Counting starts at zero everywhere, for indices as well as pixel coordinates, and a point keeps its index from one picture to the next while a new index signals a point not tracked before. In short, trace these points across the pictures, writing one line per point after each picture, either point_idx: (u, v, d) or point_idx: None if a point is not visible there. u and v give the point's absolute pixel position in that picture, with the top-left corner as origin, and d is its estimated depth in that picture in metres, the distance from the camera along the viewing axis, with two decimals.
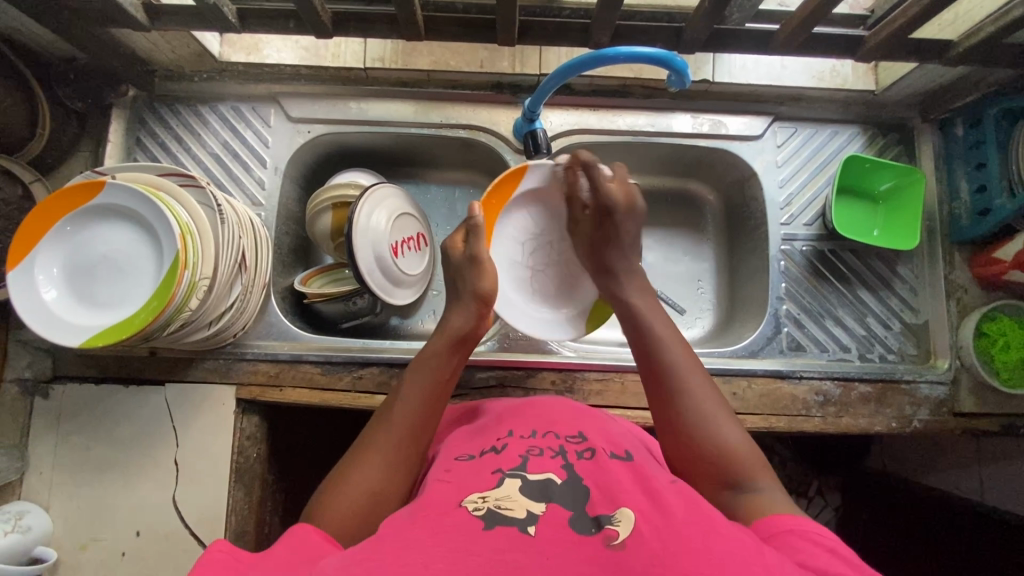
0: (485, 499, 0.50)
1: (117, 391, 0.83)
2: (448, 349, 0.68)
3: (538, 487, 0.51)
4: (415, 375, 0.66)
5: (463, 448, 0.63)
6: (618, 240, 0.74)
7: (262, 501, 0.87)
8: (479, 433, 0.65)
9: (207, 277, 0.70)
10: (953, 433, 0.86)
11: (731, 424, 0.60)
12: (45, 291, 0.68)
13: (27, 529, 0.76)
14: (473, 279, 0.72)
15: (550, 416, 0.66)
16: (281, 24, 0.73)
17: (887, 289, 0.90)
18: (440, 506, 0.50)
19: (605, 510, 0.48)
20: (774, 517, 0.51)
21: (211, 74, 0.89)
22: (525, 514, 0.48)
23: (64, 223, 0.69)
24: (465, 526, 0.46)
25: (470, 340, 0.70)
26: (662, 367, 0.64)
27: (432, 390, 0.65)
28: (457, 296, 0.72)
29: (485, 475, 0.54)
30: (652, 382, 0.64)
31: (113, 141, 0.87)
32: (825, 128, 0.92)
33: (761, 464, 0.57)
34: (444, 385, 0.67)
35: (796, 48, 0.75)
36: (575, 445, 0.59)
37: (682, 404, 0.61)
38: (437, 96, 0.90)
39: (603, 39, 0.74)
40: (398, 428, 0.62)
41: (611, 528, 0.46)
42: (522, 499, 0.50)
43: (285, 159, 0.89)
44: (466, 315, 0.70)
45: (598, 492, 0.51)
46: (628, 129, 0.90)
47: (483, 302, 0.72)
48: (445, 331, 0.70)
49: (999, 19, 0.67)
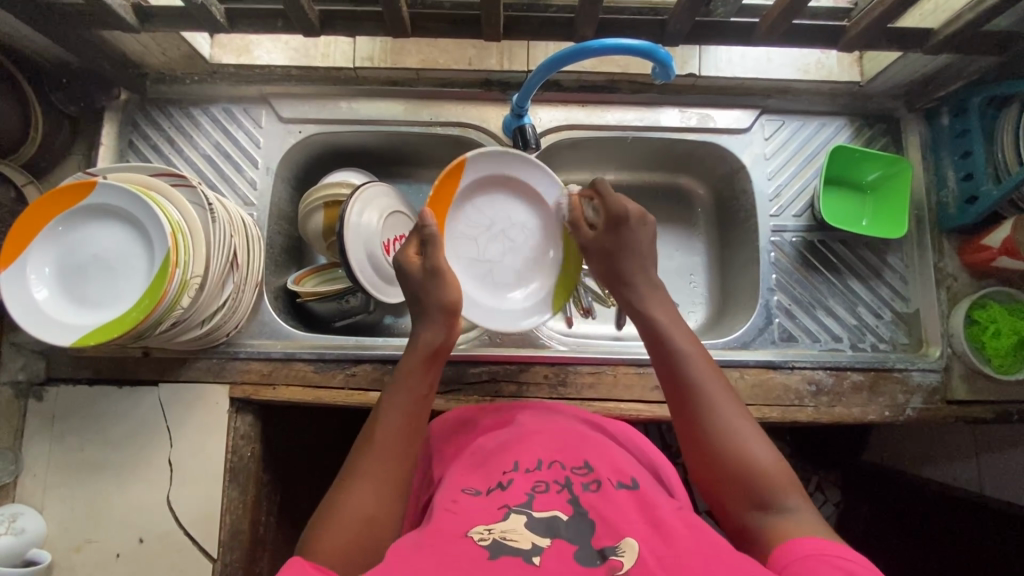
0: (491, 531, 0.51)
1: (111, 392, 0.83)
2: (423, 365, 0.67)
3: (545, 523, 0.52)
4: (393, 395, 0.65)
5: (469, 477, 0.61)
6: (635, 249, 0.73)
7: (257, 501, 0.87)
8: (485, 460, 0.64)
9: (199, 274, 0.70)
10: (947, 421, 0.86)
11: (761, 442, 0.59)
12: (36, 290, 0.68)
13: (21, 531, 0.76)
14: (438, 291, 0.70)
15: (552, 441, 0.65)
16: (269, 23, 0.74)
17: (877, 278, 0.90)
18: (447, 532, 0.51)
19: (609, 542, 0.50)
20: (796, 540, 0.51)
21: (202, 76, 0.90)
22: (531, 546, 0.49)
23: (56, 222, 0.69)
24: (471, 554, 0.48)
25: (443, 352, 0.69)
26: (681, 383, 0.63)
27: (412, 409, 0.64)
28: (424, 311, 0.70)
29: (491, 509, 0.55)
30: (675, 399, 0.64)
31: (106, 145, 0.88)
32: (812, 120, 0.92)
33: (795, 482, 0.56)
34: (423, 401, 0.66)
35: (779, 39, 0.76)
36: (581, 476, 0.59)
37: (703, 420, 0.61)
38: (427, 95, 0.90)
39: (588, 33, 0.75)
40: (385, 453, 0.60)
41: (615, 558, 0.48)
42: (527, 533, 0.51)
43: (276, 159, 0.90)
44: (437, 329, 0.69)
45: (602, 525, 0.52)
46: (617, 123, 0.91)
47: (450, 311, 0.70)
48: (418, 346, 0.68)
49: (977, 6, 0.68)
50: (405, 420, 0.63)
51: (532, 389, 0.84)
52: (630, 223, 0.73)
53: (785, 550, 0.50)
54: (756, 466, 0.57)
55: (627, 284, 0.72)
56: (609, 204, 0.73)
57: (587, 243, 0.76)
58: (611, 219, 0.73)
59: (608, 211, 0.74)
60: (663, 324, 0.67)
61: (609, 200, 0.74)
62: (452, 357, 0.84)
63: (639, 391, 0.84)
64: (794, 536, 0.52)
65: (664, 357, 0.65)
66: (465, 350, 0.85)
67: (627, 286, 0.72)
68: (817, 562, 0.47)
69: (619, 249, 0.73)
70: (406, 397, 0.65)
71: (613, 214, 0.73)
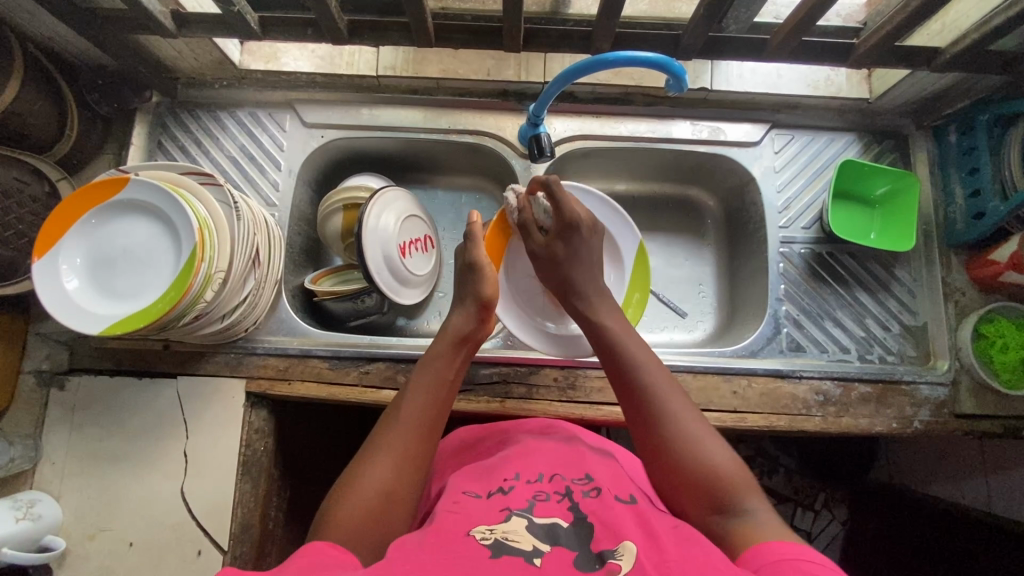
0: (493, 531, 0.52)
1: (130, 383, 0.85)
2: (451, 349, 0.71)
3: (545, 528, 0.53)
4: (422, 377, 0.67)
5: (470, 485, 0.62)
6: (584, 256, 0.77)
7: (268, 496, 0.88)
8: (487, 472, 0.64)
9: (223, 270, 0.73)
10: (955, 434, 0.86)
11: (718, 445, 0.60)
12: (67, 280, 0.70)
13: (38, 516, 0.77)
14: (474, 284, 0.77)
15: (555, 456, 0.66)
16: (299, 31, 0.77)
17: (885, 291, 0.91)
18: (450, 531, 0.52)
19: (609, 545, 0.51)
20: (763, 545, 0.49)
21: (231, 81, 0.93)
22: (532, 547, 0.50)
23: (90, 215, 0.72)
24: (473, 551, 0.48)
25: (472, 340, 0.74)
26: (636, 388, 0.64)
27: (438, 388, 0.67)
28: (460, 300, 0.77)
29: (494, 512, 0.56)
30: (626, 402, 0.65)
31: (135, 144, 0.91)
32: (822, 135, 0.94)
33: (744, 479, 0.57)
34: (451, 382, 0.69)
35: (790, 55, 0.78)
36: (582, 486, 0.60)
37: (662, 425, 0.61)
38: (447, 104, 0.93)
39: (604, 47, 0.78)
40: (408, 432, 0.62)
41: (615, 562, 0.48)
42: (529, 535, 0.52)
43: (299, 162, 0.92)
44: (467, 318, 0.74)
45: (603, 530, 0.53)
46: (630, 134, 0.93)
47: (485, 306, 0.76)
48: (447, 332, 0.73)
49: (982, 26, 0.71)
50: (430, 401, 0.65)
51: (542, 391, 0.86)
52: (579, 232, 0.77)
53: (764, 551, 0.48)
54: (710, 463, 0.58)
55: (578, 295, 0.75)
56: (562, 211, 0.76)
57: (538, 249, 0.79)
58: (568, 223, 0.77)
59: (563, 216, 0.77)
60: (613, 327, 0.70)
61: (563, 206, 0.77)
62: None
63: None
64: (757, 541, 0.50)
65: (617, 362, 0.67)
66: (476, 351, 0.87)
67: (577, 297, 0.75)
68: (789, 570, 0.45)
69: (571, 257, 0.77)
70: (434, 378, 0.67)
71: (566, 221, 0.77)
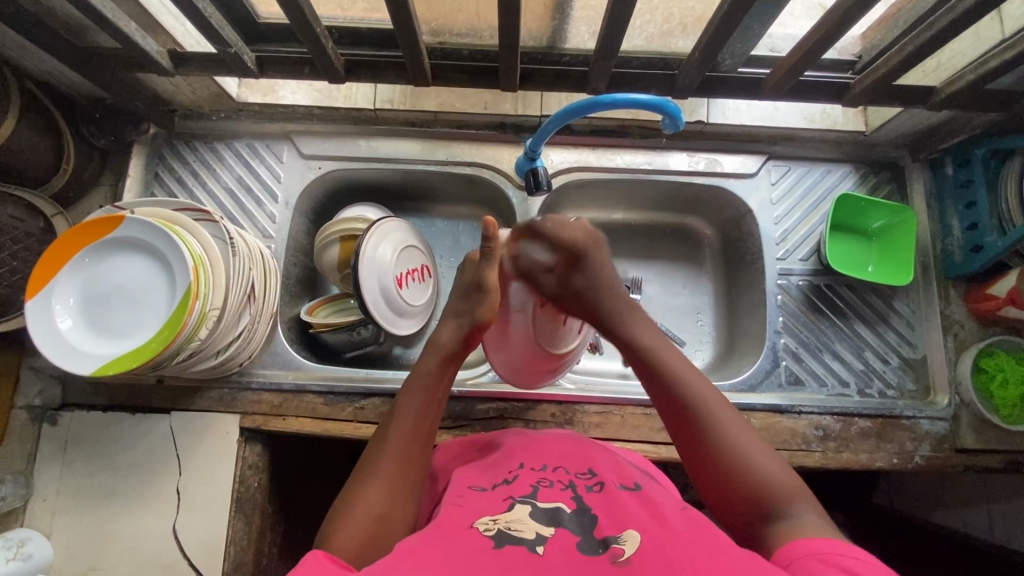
0: (496, 521, 0.50)
1: (123, 418, 0.84)
2: (437, 367, 0.64)
3: (548, 512, 0.51)
4: (407, 399, 0.62)
5: (475, 477, 0.59)
6: (598, 287, 0.67)
7: (261, 533, 0.87)
8: (492, 465, 0.62)
9: (218, 307, 0.72)
10: (955, 470, 0.85)
11: (770, 457, 0.57)
12: (60, 320, 0.70)
13: (28, 556, 0.75)
14: (474, 307, 0.67)
15: (558, 448, 0.64)
16: (297, 70, 0.78)
17: (884, 324, 0.91)
18: (453, 524, 0.50)
19: (612, 531, 0.49)
20: (799, 542, 0.49)
21: (228, 113, 0.93)
22: (535, 535, 0.48)
23: (83, 254, 0.72)
24: (478, 544, 0.46)
25: (457, 355, 0.66)
26: (680, 403, 0.61)
27: (422, 412, 0.61)
28: (455, 313, 0.68)
29: (496, 501, 0.53)
30: (675, 420, 0.61)
31: (132, 176, 0.91)
32: (819, 166, 0.94)
33: (793, 483, 0.55)
34: (436, 403, 0.63)
35: (786, 93, 0.79)
36: (584, 480, 0.57)
37: (714, 448, 0.58)
38: (443, 135, 0.94)
39: (601, 85, 0.79)
40: (398, 453, 0.59)
41: (617, 547, 0.47)
42: (532, 522, 0.50)
43: (296, 193, 0.92)
44: (455, 331, 0.66)
45: (606, 517, 0.51)
46: (627, 166, 0.93)
47: (477, 328, 0.67)
48: (432, 348, 0.65)
49: (978, 67, 0.71)
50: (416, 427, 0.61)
51: (539, 426, 0.85)
52: (591, 256, 0.68)
53: (781, 553, 0.49)
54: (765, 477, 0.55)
55: (611, 315, 0.67)
56: (566, 241, 0.68)
57: (551, 291, 0.68)
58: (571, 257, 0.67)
59: (564, 248, 0.68)
60: (649, 341, 0.64)
61: (558, 236, 0.68)
62: (460, 393, 0.85)
63: (646, 431, 0.85)
64: (798, 537, 0.50)
65: (667, 387, 0.62)
66: (473, 386, 0.86)
67: (606, 311, 0.67)
68: (816, 560, 0.46)
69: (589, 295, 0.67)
70: (414, 404, 0.62)
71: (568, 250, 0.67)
